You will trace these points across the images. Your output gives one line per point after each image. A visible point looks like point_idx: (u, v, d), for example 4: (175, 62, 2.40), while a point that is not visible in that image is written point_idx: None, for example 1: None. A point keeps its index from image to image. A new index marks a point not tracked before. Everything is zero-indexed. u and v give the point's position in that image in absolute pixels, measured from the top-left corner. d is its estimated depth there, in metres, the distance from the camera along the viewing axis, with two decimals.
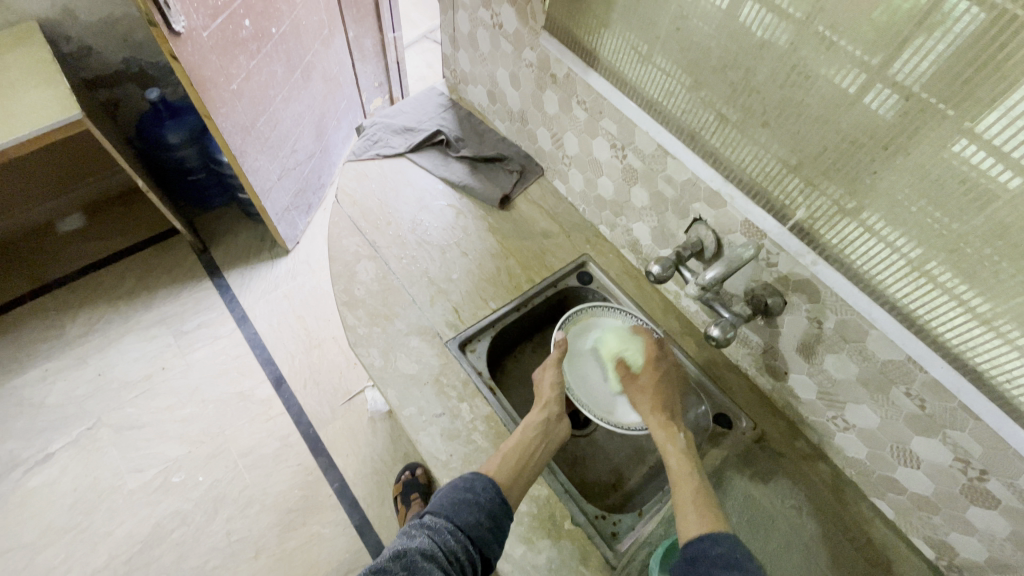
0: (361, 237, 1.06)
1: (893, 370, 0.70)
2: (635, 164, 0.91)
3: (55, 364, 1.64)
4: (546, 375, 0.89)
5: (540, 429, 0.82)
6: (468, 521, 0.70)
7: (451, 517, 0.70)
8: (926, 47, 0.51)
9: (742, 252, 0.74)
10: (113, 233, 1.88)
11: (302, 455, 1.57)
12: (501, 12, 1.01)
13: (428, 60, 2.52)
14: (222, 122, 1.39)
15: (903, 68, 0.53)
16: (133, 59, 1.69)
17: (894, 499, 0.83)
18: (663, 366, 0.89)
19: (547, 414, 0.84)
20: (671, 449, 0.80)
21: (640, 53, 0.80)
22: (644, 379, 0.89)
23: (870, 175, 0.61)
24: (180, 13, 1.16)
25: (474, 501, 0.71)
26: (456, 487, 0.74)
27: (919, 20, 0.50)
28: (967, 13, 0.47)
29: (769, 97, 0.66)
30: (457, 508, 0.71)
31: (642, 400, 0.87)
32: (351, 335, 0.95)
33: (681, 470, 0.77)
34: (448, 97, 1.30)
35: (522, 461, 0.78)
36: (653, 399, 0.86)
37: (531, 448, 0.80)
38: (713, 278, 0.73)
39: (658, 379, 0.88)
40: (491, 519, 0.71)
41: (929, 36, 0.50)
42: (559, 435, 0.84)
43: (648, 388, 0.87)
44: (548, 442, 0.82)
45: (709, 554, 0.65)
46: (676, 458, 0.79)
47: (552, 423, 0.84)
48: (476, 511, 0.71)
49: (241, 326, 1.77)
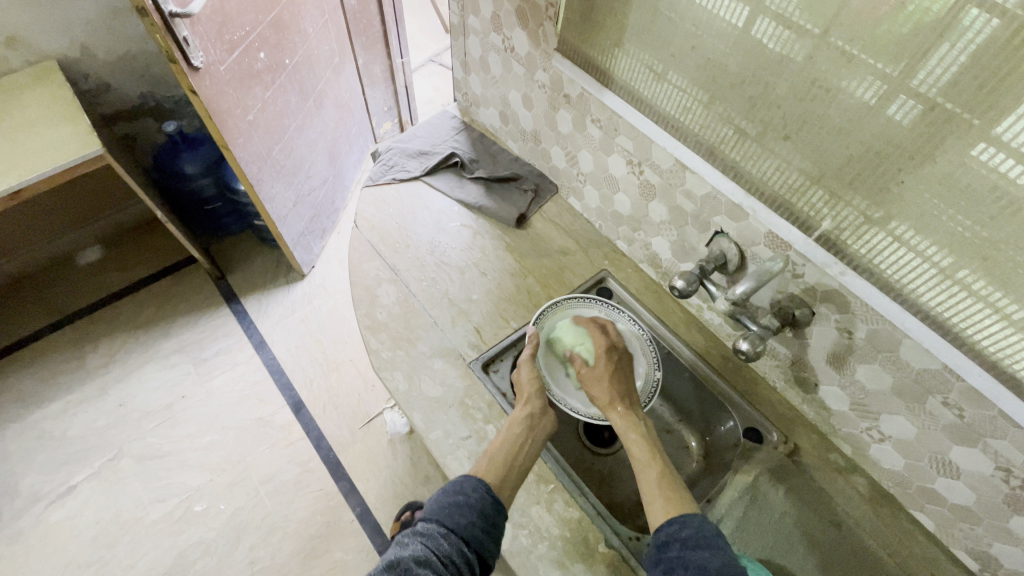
0: (380, 261, 1.06)
1: (929, 380, 0.70)
2: (653, 179, 0.92)
3: (76, 396, 1.66)
4: (523, 372, 0.89)
5: (525, 425, 0.82)
6: (461, 523, 0.69)
7: (442, 520, 0.68)
8: (949, 56, 0.51)
9: (771, 265, 0.73)
10: (131, 264, 1.91)
11: (323, 480, 1.56)
12: (512, 36, 1.03)
13: (434, 83, 2.56)
14: (240, 152, 1.41)
15: (925, 79, 0.53)
16: (150, 94, 1.73)
17: (933, 510, 0.81)
18: (615, 356, 0.90)
19: (531, 409, 0.84)
20: (632, 436, 0.80)
21: (655, 71, 0.80)
22: (599, 369, 0.88)
23: (897, 184, 0.60)
24: (199, 49, 1.19)
25: (464, 503, 0.71)
26: (446, 491, 0.73)
27: (938, 30, 0.50)
28: (985, 24, 0.47)
29: (790, 110, 0.65)
30: (448, 511, 0.70)
31: (599, 393, 0.86)
32: (375, 360, 0.94)
33: (645, 456, 0.78)
34: (460, 120, 1.32)
35: (509, 459, 0.78)
36: (609, 390, 0.86)
37: (518, 444, 0.80)
38: (742, 293, 0.73)
39: (612, 368, 0.88)
40: (484, 518, 0.70)
41: (951, 46, 0.50)
42: (544, 429, 0.83)
43: (603, 378, 0.87)
44: (534, 437, 0.82)
45: (678, 536, 0.67)
46: (640, 443, 0.80)
47: (536, 418, 0.84)
48: (467, 512, 0.70)
49: (259, 351, 1.78)
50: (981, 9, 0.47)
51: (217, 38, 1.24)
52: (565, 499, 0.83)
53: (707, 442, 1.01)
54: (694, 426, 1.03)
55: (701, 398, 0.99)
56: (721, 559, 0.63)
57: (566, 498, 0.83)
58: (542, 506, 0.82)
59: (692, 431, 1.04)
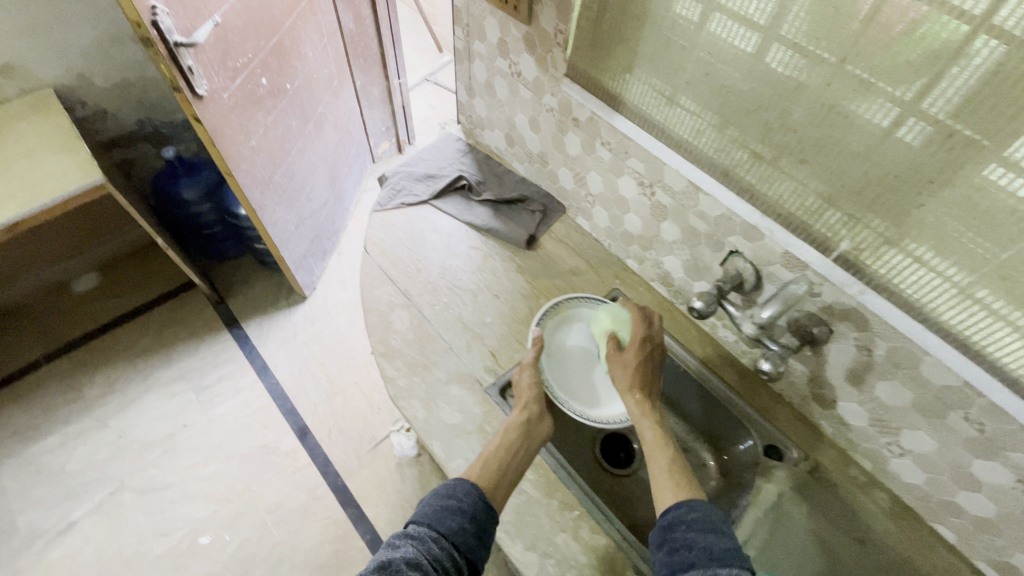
0: (392, 286, 1.06)
1: (949, 396, 0.70)
2: (664, 201, 0.92)
3: (75, 429, 1.62)
4: (524, 374, 0.89)
5: (521, 431, 0.82)
6: (452, 528, 0.69)
7: (434, 525, 0.69)
8: (959, 82, 0.52)
9: (794, 288, 0.76)
10: (128, 291, 1.88)
11: (331, 507, 1.54)
12: (519, 61, 1.04)
13: (430, 102, 2.58)
14: (243, 178, 1.41)
15: (938, 102, 0.55)
16: (147, 120, 1.72)
17: (954, 522, 0.82)
18: (648, 346, 0.90)
19: (528, 414, 0.84)
20: (647, 424, 0.84)
21: (666, 96, 0.81)
22: (628, 355, 0.88)
23: (917, 207, 0.61)
24: (203, 77, 1.19)
25: (457, 508, 0.71)
26: (439, 495, 0.74)
27: (952, 57, 0.52)
28: (993, 49, 0.49)
29: (806, 135, 0.66)
30: (440, 515, 0.70)
31: (621, 376, 0.87)
32: (391, 388, 0.93)
33: (657, 445, 0.81)
34: (465, 142, 1.33)
35: (503, 465, 0.79)
36: (633, 376, 0.86)
37: (513, 449, 0.81)
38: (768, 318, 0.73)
39: (643, 357, 0.88)
40: (474, 524, 0.71)
41: (961, 72, 0.52)
42: (540, 435, 0.84)
43: (631, 364, 0.88)
44: (529, 443, 0.82)
45: (684, 518, 0.69)
46: (653, 432, 0.83)
47: (533, 424, 0.84)
48: (459, 518, 0.70)
49: (262, 377, 1.76)
50: (991, 36, 0.49)
51: (221, 65, 1.24)
52: (591, 526, 0.82)
53: (725, 460, 1.01)
54: (711, 445, 1.03)
55: (717, 415, 0.99)
56: (725, 543, 0.65)
57: (591, 525, 0.82)
58: (568, 534, 0.81)
59: (709, 450, 1.04)
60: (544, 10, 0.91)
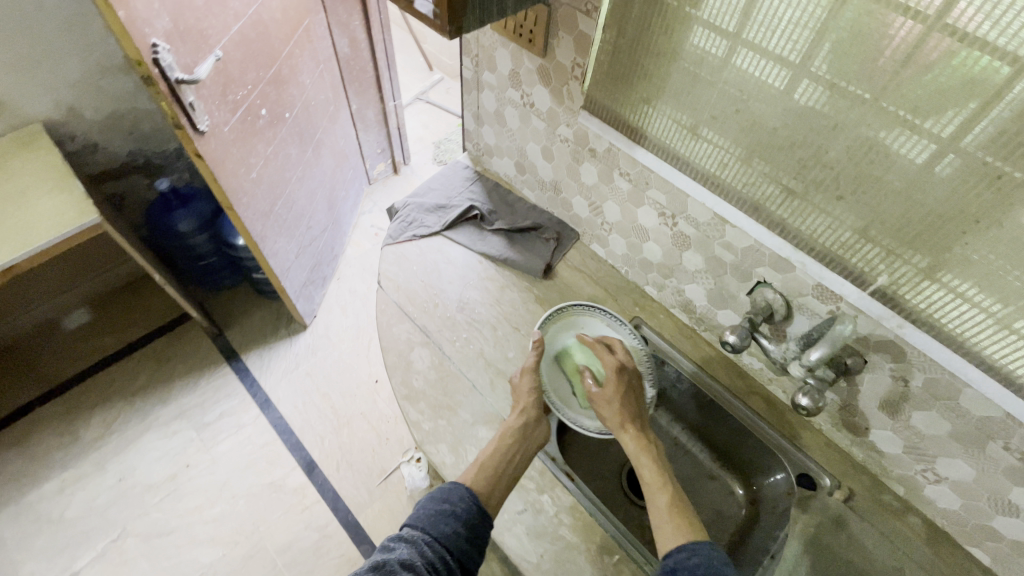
0: (410, 323, 1.03)
1: (990, 426, 0.70)
2: (687, 231, 0.92)
3: (72, 474, 1.56)
4: (525, 380, 0.90)
5: (518, 435, 0.84)
6: (445, 532, 0.71)
7: (428, 529, 0.71)
8: (996, 120, 0.53)
9: (843, 329, 0.70)
10: (122, 326, 1.82)
11: (343, 545, 1.49)
12: (533, 92, 1.03)
13: (422, 120, 2.56)
14: (244, 211, 1.37)
15: (976, 142, 0.56)
16: (139, 151, 1.67)
17: (993, 547, 0.81)
18: (626, 379, 0.88)
19: (525, 419, 0.86)
20: (643, 460, 0.81)
21: (690, 130, 0.81)
22: (608, 391, 0.87)
23: (960, 245, 0.61)
24: (204, 112, 1.16)
25: (450, 512, 0.73)
26: (434, 500, 0.75)
27: (993, 97, 0.52)
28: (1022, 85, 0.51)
29: (844, 172, 0.67)
30: (434, 519, 0.72)
31: (607, 415, 0.86)
32: (417, 432, 0.91)
33: (656, 481, 0.79)
34: (473, 169, 1.31)
35: (500, 469, 0.80)
36: (619, 413, 0.85)
37: (510, 453, 0.82)
38: (816, 359, 0.71)
39: (623, 390, 0.87)
40: (467, 528, 0.73)
41: (1000, 111, 0.53)
42: (536, 440, 0.85)
43: (613, 400, 0.86)
44: (525, 446, 0.84)
45: (686, 563, 0.66)
46: (650, 468, 0.80)
47: (531, 428, 0.86)
48: (453, 522, 0.72)
49: (265, 411, 1.71)
50: None
51: (222, 99, 1.21)
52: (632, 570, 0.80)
53: (755, 490, 1.00)
54: (739, 474, 1.03)
55: (747, 444, 0.98)
56: None
57: (633, 569, 0.80)
58: None
59: (737, 479, 1.04)
60: (561, 43, 0.90)
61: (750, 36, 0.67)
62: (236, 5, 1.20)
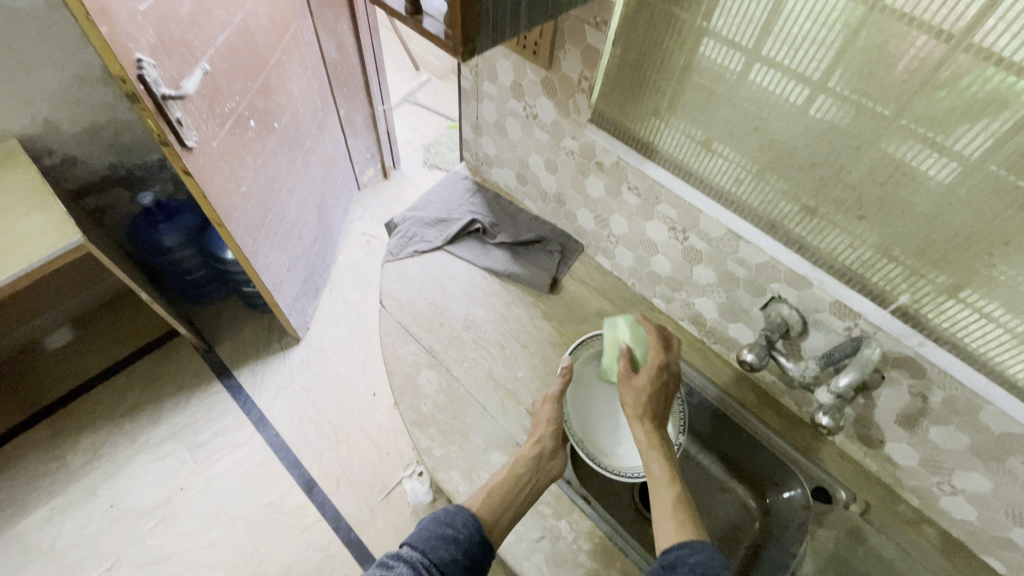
0: (416, 344, 1.00)
1: (1010, 442, 0.70)
2: (699, 246, 0.90)
3: (61, 501, 1.50)
4: (545, 409, 0.88)
5: (532, 465, 0.81)
6: (444, 558, 0.68)
7: (427, 553, 0.68)
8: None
9: (870, 352, 0.69)
10: (107, 345, 1.76)
11: (347, 564, 1.46)
12: (536, 104, 1.01)
13: (411, 123, 2.50)
14: (234, 227, 1.32)
15: (1003, 164, 0.55)
16: (120, 163, 1.60)
17: (1008, 556, 0.82)
18: (663, 375, 0.86)
19: (540, 449, 0.83)
20: (653, 456, 0.79)
21: (704, 146, 0.79)
22: (640, 380, 0.84)
23: (987, 267, 0.61)
24: (192, 127, 1.11)
25: (452, 538, 0.70)
26: (436, 520, 0.73)
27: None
28: None
29: (867, 192, 0.66)
30: (435, 543, 0.69)
31: (630, 401, 0.83)
32: (428, 459, 0.88)
33: (663, 477, 0.77)
34: (472, 180, 1.28)
35: (507, 499, 0.77)
36: (644, 404, 0.83)
37: (520, 484, 0.79)
38: (845, 386, 0.70)
39: (656, 385, 0.84)
40: (467, 557, 0.70)
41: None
42: (549, 472, 0.82)
43: (643, 392, 0.84)
44: (537, 479, 0.81)
45: (685, 560, 0.64)
46: (659, 464, 0.78)
47: (545, 459, 0.83)
48: (453, 548, 0.69)
49: (260, 429, 1.66)
50: None
51: (209, 112, 1.17)
52: None
53: (767, 503, 0.99)
54: (751, 486, 1.02)
55: (758, 458, 0.97)
56: None
57: None
58: None
59: (749, 492, 1.02)
60: (567, 56, 0.88)
61: (770, 53, 0.65)
62: (221, 14, 1.16)
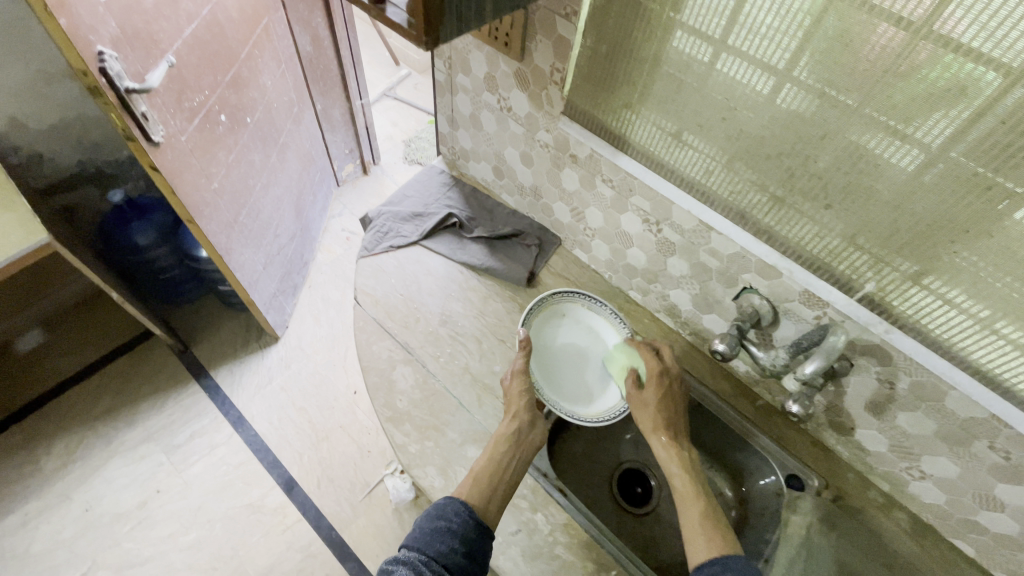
0: (391, 340, 0.99)
1: (975, 426, 0.71)
2: (672, 238, 0.90)
3: (34, 507, 1.47)
4: (515, 383, 0.88)
5: (512, 441, 0.82)
6: (441, 550, 0.69)
7: (424, 549, 0.69)
8: (981, 125, 0.53)
9: (835, 340, 0.70)
10: (80, 346, 1.71)
11: (329, 564, 1.45)
12: (510, 96, 1.00)
13: (391, 118, 2.48)
14: (206, 224, 1.30)
15: (963, 151, 0.55)
16: (89, 160, 1.56)
17: (975, 538, 0.84)
18: (667, 381, 0.88)
19: (518, 424, 0.83)
20: (675, 469, 0.80)
21: (674, 137, 0.79)
22: (648, 394, 0.87)
23: (950, 254, 0.61)
24: (158, 122, 1.08)
25: (446, 529, 0.71)
26: (429, 517, 0.73)
27: (984, 108, 0.52)
28: (1011, 93, 0.50)
29: (832, 181, 0.66)
30: (430, 538, 0.70)
31: (645, 417, 0.86)
32: (403, 456, 0.88)
33: (688, 491, 0.78)
34: (449, 174, 1.27)
35: (494, 480, 0.78)
36: (656, 416, 0.85)
37: (505, 462, 0.80)
38: (812, 373, 0.70)
39: (663, 394, 0.87)
40: (465, 543, 0.70)
41: (987, 119, 0.52)
42: (533, 443, 0.83)
43: (652, 404, 0.86)
44: (521, 452, 0.82)
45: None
46: (681, 478, 0.79)
47: (524, 432, 0.84)
48: (449, 539, 0.70)
49: (239, 429, 1.64)
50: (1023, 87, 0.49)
51: (177, 106, 1.14)
52: None
53: (744, 491, 0.99)
54: (729, 475, 1.02)
55: (733, 446, 0.98)
56: None
57: None
58: None
59: (726, 480, 1.02)
60: (538, 47, 0.87)
61: (737, 43, 0.65)
62: (188, 5, 1.13)
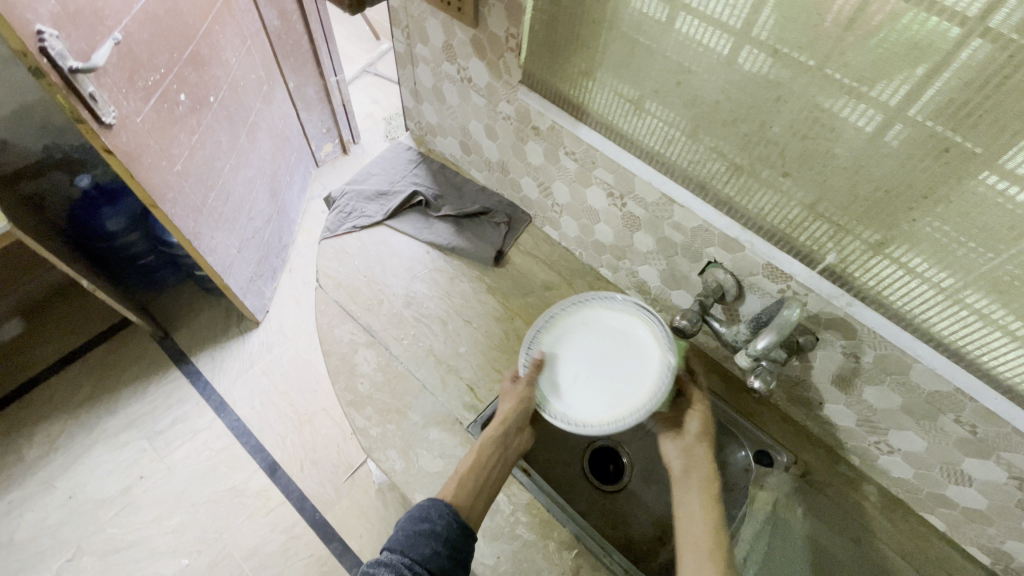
0: (353, 323, 0.98)
1: (940, 400, 0.69)
2: (636, 212, 0.87)
3: (19, 495, 1.48)
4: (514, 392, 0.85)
5: (498, 444, 0.81)
6: (425, 553, 0.67)
7: (406, 552, 0.67)
8: (938, 82, 0.49)
9: (789, 313, 0.67)
10: (59, 335, 1.70)
11: (313, 544, 1.47)
12: (468, 66, 0.96)
13: (372, 95, 2.41)
14: (170, 208, 1.27)
15: (922, 110, 0.52)
16: (55, 145, 1.52)
17: (945, 512, 0.82)
18: None
19: (507, 429, 0.82)
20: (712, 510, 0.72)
21: (633, 104, 0.75)
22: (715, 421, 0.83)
23: (909, 220, 0.58)
24: (109, 103, 1.05)
25: (429, 531, 0.69)
26: (411, 518, 0.71)
27: (940, 64, 0.48)
28: (970, 46, 0.46)
29: (789, 147, 0.63)
30: (414, 540, 0.68)
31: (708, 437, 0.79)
32: (364, 440, 0.87)
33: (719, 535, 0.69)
34: (416, 151, 1.23)
35: (480, 484, 0.77)
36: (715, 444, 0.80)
37: (489, 465, 0.79)
38: (763, 348, 0.68)
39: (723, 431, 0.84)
40: (449, 547, 0.69)
41: (944, 75, 0.49)
42: (517, 448, 0.83)
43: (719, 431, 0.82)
44: (506, 457, 0.81)
45: None
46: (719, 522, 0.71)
47: (510, 437, 0.82)
48: (433, 542, 0.68)
49: (220, 414, 1.64)
50: (981, 38, 0.45)
51: (129, 86, 1.10)
52: (591, 563, 0.79)
53: None
54: None
55: None
56: None
57: (592, 562, 0.79)
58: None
59: None
60: (491, 13, 0.83)
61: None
62: None
